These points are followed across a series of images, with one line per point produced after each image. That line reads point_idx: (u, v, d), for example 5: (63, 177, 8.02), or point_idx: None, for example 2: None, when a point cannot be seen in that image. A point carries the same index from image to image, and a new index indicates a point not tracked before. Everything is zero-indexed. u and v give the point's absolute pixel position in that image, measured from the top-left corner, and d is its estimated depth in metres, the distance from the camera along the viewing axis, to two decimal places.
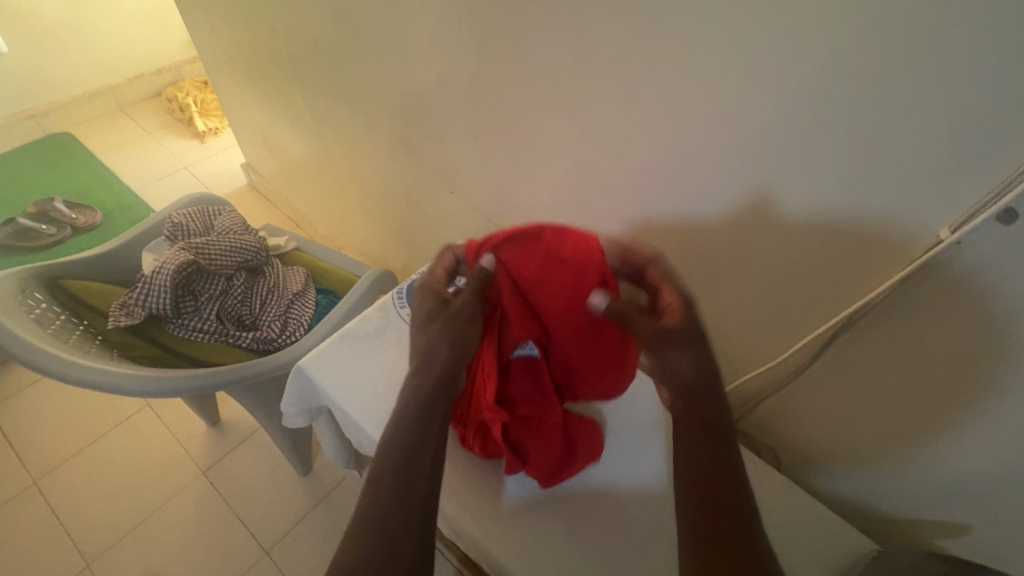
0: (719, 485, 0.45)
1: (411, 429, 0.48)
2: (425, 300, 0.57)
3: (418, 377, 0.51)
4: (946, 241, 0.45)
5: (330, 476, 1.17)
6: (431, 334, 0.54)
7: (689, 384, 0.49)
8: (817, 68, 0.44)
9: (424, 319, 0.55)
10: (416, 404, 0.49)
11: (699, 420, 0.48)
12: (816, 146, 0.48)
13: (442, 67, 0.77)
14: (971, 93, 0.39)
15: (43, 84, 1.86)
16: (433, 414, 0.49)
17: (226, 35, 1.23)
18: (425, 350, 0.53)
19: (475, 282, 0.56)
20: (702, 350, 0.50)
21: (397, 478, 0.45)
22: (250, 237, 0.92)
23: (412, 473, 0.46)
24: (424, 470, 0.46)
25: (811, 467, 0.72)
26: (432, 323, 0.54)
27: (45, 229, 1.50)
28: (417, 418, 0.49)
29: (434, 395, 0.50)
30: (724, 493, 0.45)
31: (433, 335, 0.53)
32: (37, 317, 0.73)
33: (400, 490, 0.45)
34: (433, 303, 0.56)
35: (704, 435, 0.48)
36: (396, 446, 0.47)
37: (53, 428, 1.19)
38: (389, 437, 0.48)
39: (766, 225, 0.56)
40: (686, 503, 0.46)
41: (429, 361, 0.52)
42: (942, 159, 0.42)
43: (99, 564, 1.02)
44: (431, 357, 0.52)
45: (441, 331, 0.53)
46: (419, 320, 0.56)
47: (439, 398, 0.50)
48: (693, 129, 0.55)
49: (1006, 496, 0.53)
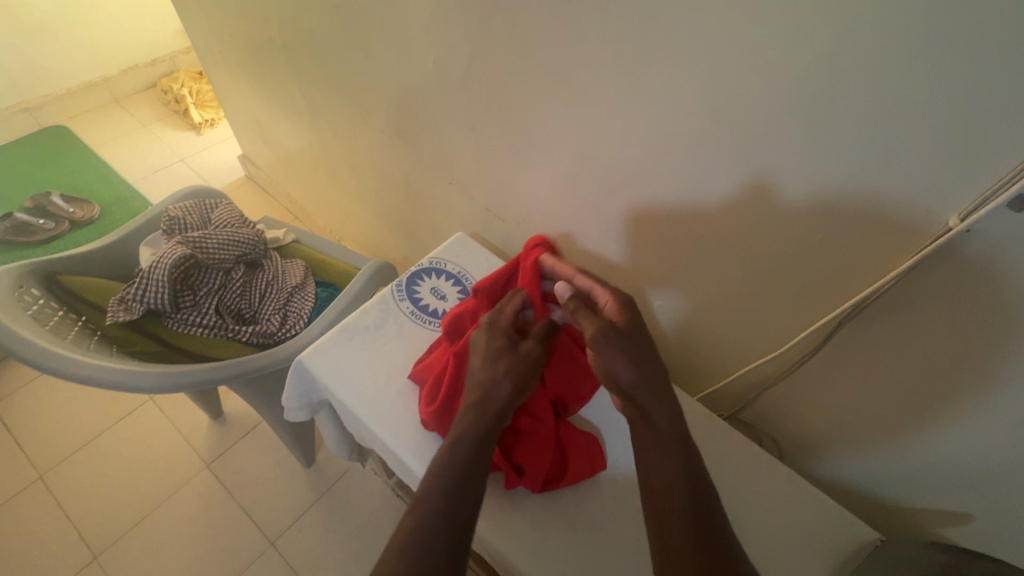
0: (682, 480, 0.45)
1: (462, 466, 0.46)
2: (494, 337, 0.57)
3: (474, 409, 0.51)
4: (954, 229, 0.44)
5: (334, 467, 1.17)
6: (495, 371, 0.53)
7: (634, 384, 0.49)
8: (822, 52, 0.43)
9: (491, 353, 0.55)
10: (468, 442, 0.48)
11: (652, 412, 0.48)
12: (820, 134, 0.47)
13: (438, 55, 0.75)
14: (984, 76, 0.37)
15: (36, 77, 1.84)
16: (485, 454, 0.48)
17: (220, 25, 1.21)
18: (487, 384, 0.52)
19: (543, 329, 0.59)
20: (643, 347, 0.51)
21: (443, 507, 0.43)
22: (247, 230, 0.91)
23: (461, 503, 0.44)
24: (472, 501, 0.44)
25: (813, 457, 0.72)
26: (499, 360, 0.54)
27: (43, 224, 1.49)
28: (475, 449, 0.47)
29: (489, 436, 0.49)
30: (687, 488, 0.44)
31: (499, 372, 0.53)
32: (34, 314, 0.72)
33: (446, 512, 0.42)
34: (501, 342, 0.56)
35: (660, 428, 0.47)
36: (450, 470, 0.46)
37: (56, 424, 1.20)
38: (437, 473, 0.46)
39: (772, 214, 0.55)
40: (652, 502, 0.45)
41: (489, 401, 0.51)
42: (952, 144, 0.41)
43: (106, 557, 1.03)
44: (491, 392, 0.52)
45: (507, 371, 0.53)
46: (486, 353, 0.55)
47: (491, 440, 0.49)
48: (695, 117, 0.54)
49: (1011, 484, 0.53)
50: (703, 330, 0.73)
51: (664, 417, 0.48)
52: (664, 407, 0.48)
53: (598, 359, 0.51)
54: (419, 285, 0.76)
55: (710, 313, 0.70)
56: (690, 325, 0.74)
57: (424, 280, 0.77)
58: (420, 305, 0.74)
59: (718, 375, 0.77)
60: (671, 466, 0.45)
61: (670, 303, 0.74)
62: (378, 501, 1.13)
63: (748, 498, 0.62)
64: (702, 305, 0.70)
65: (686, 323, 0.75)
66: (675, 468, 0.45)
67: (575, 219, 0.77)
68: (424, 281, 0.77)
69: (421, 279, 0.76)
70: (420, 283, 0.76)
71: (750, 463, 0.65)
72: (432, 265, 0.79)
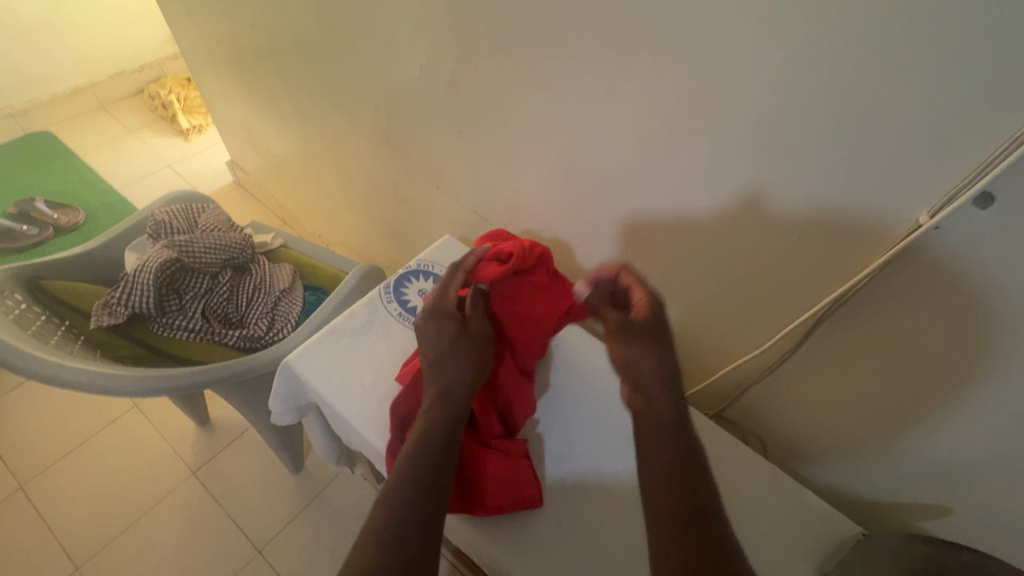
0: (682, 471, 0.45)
1: (431, 452, 0.48)
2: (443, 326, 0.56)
3: (441, 401, 0.52)
4: (924, 226, 0.45)
5: (322, 473, 1.16)
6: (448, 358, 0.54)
7: (650, 379, 0.51)
8: (794, 58, 0.44)
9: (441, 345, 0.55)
10: (438, 430, 0.49)
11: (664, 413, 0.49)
12: (797, 135, 0.48)
13: (424, 60, 0.76)
14: (948, 77, 0.39)
15: (21, 83, 1.82)
16: (454, 438, 0.50)
17: (207, 31, 1.21)
18: (447, 378, 0.53)
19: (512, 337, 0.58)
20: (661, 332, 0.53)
21: (420, 492, 0.44)
22: (235, 234, 0.91)
23: (432, 486, 0.45)
24: (441, 483, 0.46)
25: (797, 454, 0.73)
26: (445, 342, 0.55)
27: (26, 230, 1.48)
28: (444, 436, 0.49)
29: (456, 420, 0.51)
30: (681, 483, 0.44)
31: (456, 365, 0.54)
32: (17, 318, 0.71)
33: (419, 497, 0.44)
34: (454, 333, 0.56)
35: (664, 426, 0.48)
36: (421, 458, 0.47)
37: (38, 433, 1.18)
38: (408, 460, 0.47)
39: (752, 214, 0.56)
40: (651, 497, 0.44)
41: (452, 389, 0.53)
42: (920, 144, 0.42)
43: (88, 567, 1.01)
44: (452, 384, 0.53)
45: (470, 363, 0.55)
46: (438, 346, 0.55)
47: (458, 425, 0.51)
48: (675, 121, 0.55)
49: (988, 476, 0.54)
50: (690, 330, 0.74)
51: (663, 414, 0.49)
52: (661, 407, 0.49)
53: (619, 350, 0.53)
54: (407, 288, 0.76)
55: (695, 314, 0.71)
56: (675, 326, 0.75)
57: (412, 282, 0.77)
58: (407, 307, 0.74)
59: (703, 376, 0.77)
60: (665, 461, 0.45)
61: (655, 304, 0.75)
62: (367, 506, 1.12)
63: (732, 496, 0.63)
64: (687, 306, 0.71)
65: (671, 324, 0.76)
66: (670, 464, 0.45)
67: (561, 221, 0.78)
68: (411, 284, 0.77)
69: (409, 282, 0.76)
70: (408, 286, 0.76)
71: (734, 462, 0.65)
72: (419, 267, 0.79)
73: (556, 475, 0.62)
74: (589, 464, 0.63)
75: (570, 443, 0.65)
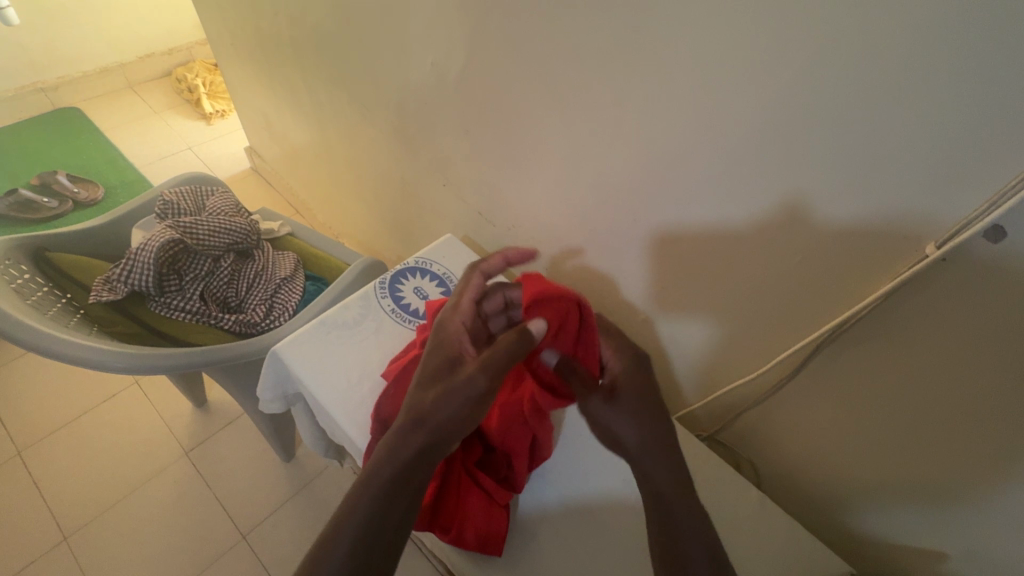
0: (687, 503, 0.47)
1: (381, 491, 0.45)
2: (433, 358, 0.54)
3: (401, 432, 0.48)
4: (930, 257, 0.43)
5: (313, 464, 1.16)
6: (436, 401, 0.49)
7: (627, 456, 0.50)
8: (803, 73, 0.43)
9: (427, 371, 0.52)
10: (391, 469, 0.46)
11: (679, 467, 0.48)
12: (805, 155, 0.46)
13: (436, 58, 0.76)
14: (962, 102, 0.37)
15: (55, 59, 1.87)
16: (404, 491, 0.45)
17: (232, 18, 1.22)
18: (415, 404, 0.50)
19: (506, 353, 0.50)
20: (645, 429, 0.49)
21: (359, 533, 0.42)
22: (240, 219, 0.91)
23: (378, 526, 0.43)
24: (387, 532, 0.43)
25: (788, 485, 0.71)
26: (456, 399, 0.49)
27: (47, 202, 1.51)
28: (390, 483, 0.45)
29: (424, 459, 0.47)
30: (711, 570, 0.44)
31: (428, 396, 0.50)
32: (18, 287, 0.72)
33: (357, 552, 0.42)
34: (435, 364, 0.53)
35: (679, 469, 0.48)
36: (367, 497, 0.44)
37: (39, 401, 1.20)
38: (354, 503, 0.44)
39: (765, 234, 0.53)
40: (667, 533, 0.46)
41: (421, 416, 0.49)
42: (930, 171, 0.41)
43: (77, 538, 1.02)
44: (415, 405, 0.50)
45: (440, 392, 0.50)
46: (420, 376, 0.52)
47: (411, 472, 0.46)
48: (679, 134, 0.54)
49: (984, 522, 0.52)
50: (686, 350, 0.72)
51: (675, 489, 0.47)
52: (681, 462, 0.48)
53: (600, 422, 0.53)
54: (402, 285, 0.75)
55: (691, 332, 0.69)
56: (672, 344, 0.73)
57: (408, 279, 0.76)
58: (401, 304, 0.73)
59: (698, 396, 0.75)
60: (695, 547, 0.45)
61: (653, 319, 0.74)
62: None
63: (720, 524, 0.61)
64: (683, 324, 0.69)
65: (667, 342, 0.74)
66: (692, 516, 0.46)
67: (563, 228, 0.77)
68: (407, 280, 0.76)
69: (405, 278, 0.76)
70: (404, 283, 0.76)
71: (723, 487, 0.64)
72: (416, 264, 0.78)
73: (540, 488, 0.61)
74: (572, 478, 0.63)
75: (556, 457, 0.64)
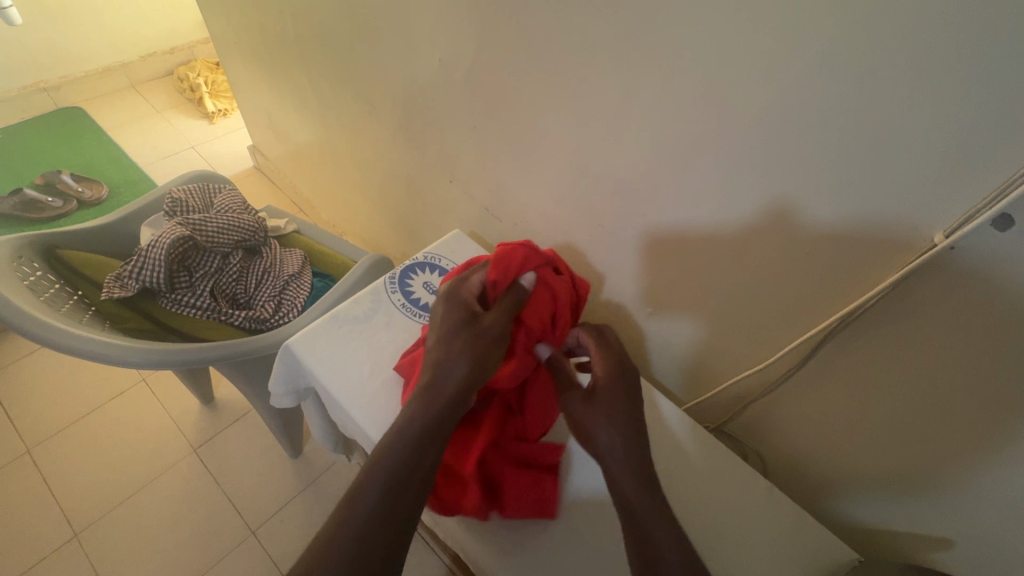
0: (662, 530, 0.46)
1: (413, 440, 0.47)
2: (453, 311, 0.56)
3: (426, 393, 0.50)
4: (939, 245, 0.44)
5: (320, 460, 1.17)
6: (451, 366, 0.51)
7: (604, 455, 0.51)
8: (812, 66, 0.43)
9: (444, 331, 0.54)
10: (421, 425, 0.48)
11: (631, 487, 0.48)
12: (813, 147, 0.47)
13: (443, 55, 0.76)
14: (972, 93, 0.37)
15: (57, 59, 1.87)
16: (434, 442, 0.48)
17: (236, 16, 1.22)
18: (439, 365, 0.51)
19: (511, 299, 0.57)
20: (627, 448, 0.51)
21: (386, 486, 0.45)
22: (248, 216, 0.92)
23: (409, 477, 0.45)
24: (414, 486, 0.45)
25: (796, 475, 0.72)
26: (461, 355, 0.52)
27: (52, 202, 1.51)
28: (423, 431, 0.48)
29: (445, 419, 0.49)
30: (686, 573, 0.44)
31: (453, 351, 0.52)
32: (30, 285, 0.73)
33: (384, 502, 0.44)
34: (460, 316, 0.55)
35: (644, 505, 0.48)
36: (401, 444, 0.47)
37: (47, 400, 1.20)
38: (386, 450, 0.47)
39: (776, 227, 0.54)
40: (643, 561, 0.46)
41: (442, 383, 0.51)
42: (939, 160, 0.41)
43: (87, 535, 1.03)
44: (446, 371, 0.51)
45: (466, 351, 0.52)
46: (441, 330, 0.54)
47: (442, 424, 0.49)
48: (686, 128, 0.54)
49: (992, 509, 0.53)
50: (694, 343, 0.72)
51: (654, 518, 0.47)
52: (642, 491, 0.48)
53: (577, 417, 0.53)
54: (412, 280, 0.76)
55: (699, 325, 0.70)
56: (679, 338, 0.74)
57: (417, 274, 0.77)
58: (411, 299, 0.74)
59: (705, 388, 0.76)
60: (668, 547, 0.45)
61: (661, 313, 0.74)
62: None
63: (729, 514, 0.61)
64: (690, 317, 0.70)
65: (675, 335, 0.74)
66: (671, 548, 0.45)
67: (570, 223, 0.77)
68: (417, 275, 0.77)
69: (414, 274, 0.77)
70: (413, 278, 0.76)
71: (732, 478, 0.64)
72: (425, 260, 0.79)
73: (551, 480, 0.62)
74: (582, 470, 0.63)
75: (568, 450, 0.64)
